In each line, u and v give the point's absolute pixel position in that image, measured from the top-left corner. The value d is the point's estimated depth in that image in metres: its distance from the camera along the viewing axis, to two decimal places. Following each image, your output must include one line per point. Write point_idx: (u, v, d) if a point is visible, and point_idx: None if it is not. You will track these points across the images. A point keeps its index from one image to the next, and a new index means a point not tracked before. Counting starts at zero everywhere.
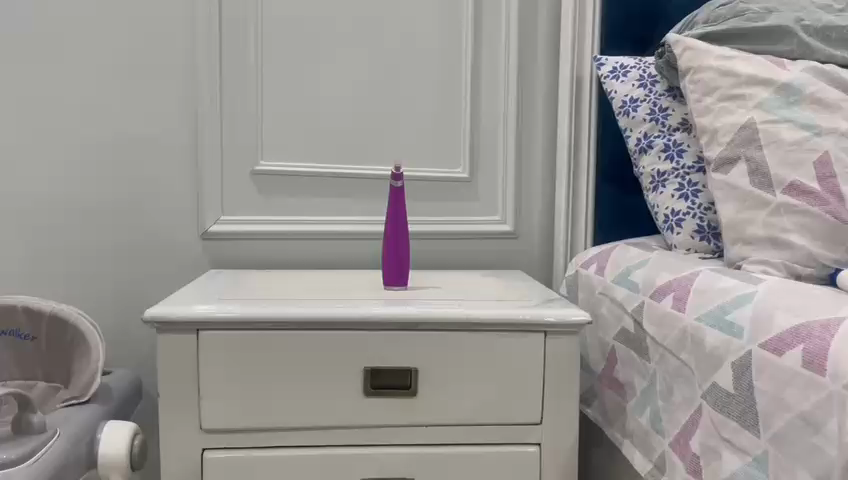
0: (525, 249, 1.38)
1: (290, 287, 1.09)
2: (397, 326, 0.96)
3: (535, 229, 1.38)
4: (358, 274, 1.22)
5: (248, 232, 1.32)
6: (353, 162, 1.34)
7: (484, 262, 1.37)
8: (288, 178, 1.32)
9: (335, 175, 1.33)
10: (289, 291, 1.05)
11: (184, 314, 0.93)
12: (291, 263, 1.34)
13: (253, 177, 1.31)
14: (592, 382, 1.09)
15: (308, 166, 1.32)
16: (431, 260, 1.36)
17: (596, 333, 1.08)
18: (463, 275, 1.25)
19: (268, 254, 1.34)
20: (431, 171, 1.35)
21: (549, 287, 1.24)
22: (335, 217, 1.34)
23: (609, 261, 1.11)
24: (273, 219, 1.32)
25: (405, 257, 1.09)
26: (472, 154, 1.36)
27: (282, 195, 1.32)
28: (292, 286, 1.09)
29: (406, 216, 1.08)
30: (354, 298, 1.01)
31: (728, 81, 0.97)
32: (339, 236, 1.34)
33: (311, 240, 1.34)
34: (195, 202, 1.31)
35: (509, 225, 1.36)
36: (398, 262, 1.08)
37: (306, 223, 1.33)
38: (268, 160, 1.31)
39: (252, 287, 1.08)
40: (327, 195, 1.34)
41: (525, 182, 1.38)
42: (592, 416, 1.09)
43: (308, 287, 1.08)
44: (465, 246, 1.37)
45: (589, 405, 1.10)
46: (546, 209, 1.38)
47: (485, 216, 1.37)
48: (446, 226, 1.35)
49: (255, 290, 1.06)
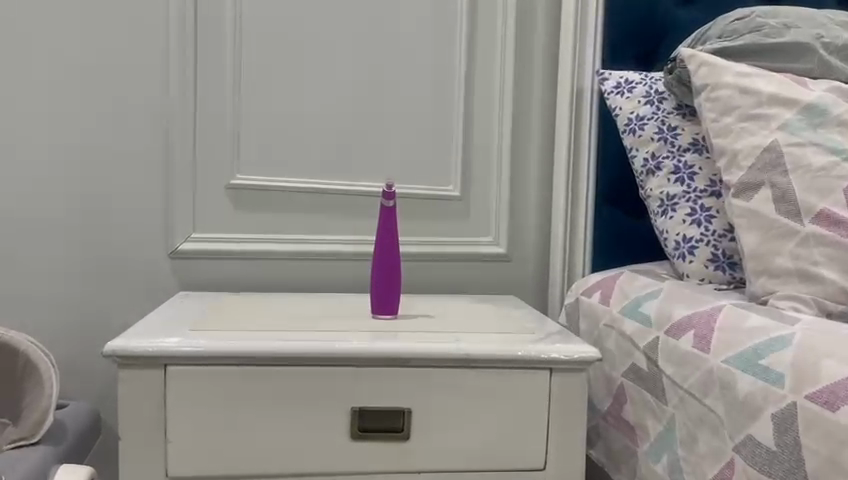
0: (519, 272, 1.30)
1: (269, 314, 0.99)
2: (389, 363, 0.86)
3: (530, 251, 1.30)
4: (344, 300, 1.13)
5: (223, 251, 1.21)
6: (338, 178, 1.24)
7: (476, 286, 1.29)
8: (266, 194, 1.22)
9: (317, 191, 1.23)
10: (269, 319, 0.96)
11: (154, 347, 0.83)
12: (268, 286, 1.24)
13: (228, 191, 1.21)
14: (596, 421, 1.01)
15: (288, 181, 1.23)
16: (420, 284, 1.27)
17: (602, 368, 1.00)
18: (455, 301, 1.17)
19: (243, 275, 1.23)
20: (421, 188, 1.26)
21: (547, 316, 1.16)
22: (318, 237, 1.24)
23: (614, 290, 1.03)
24: (250, 238, 1.22)
25: (396, 284, 1.00)
26: (465, 170, 1.27)
27: (260, 212, 1.23)
28: (271, 314, 0.99)
29: (397, 240, 0.99)
30: (341, 329, 0.92)
31: (748, 100, 0.90)
32: (321, 256, 1.25)
33: (291, 261, 1.24)
34: (164, 218, 1.21)
35: (503, 247, 1.28)
36: (387, 290, 0.99)
37: (286, 243, 1.24)
38: (245, 174, 1.22)
39: (227, 314, 0.98)
40: (308, 212, 1.24)
41: (520, 201, 1.30)
42: (597, 458, 1.01)
43: (288, 315, 0.99)
44: (456, 269, 1.28)
45: (592, 446, 1.02)
46: (542, 230, 1.30)
47: (477, 237, 1.28)
48: (436, 247, 1.27)
49: (230, 318, 0.96)
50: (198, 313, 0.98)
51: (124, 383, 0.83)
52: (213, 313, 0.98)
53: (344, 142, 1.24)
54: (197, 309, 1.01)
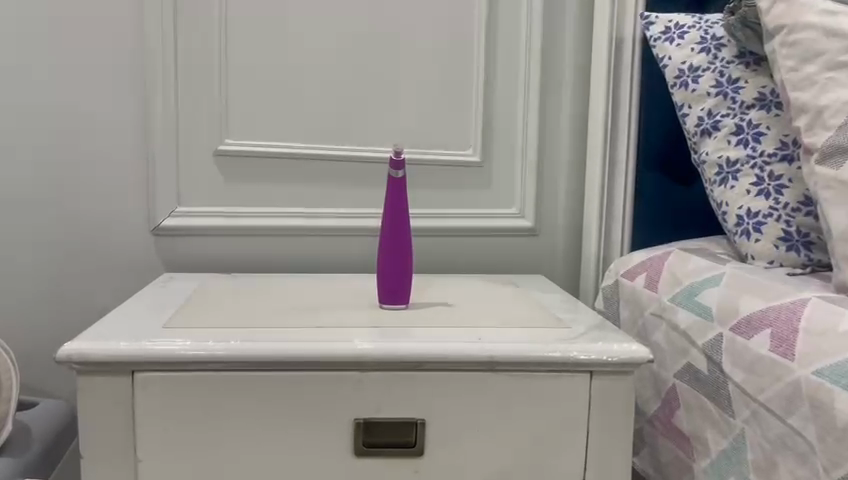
0: (547, 248, 1.15)
1: (258, 303, 0.85)
2: (397, 366, 0.72)
3: (560, 225, 1.15)
4: (348, 284, 0.99)
5: (212, 227, 1.07)
6: (341, 142, 1.09)
7: (499, 263, 1.14)
8: (259, 161, 1.08)
9: (317, 158, 1.09)
10: (258, 312, 0.82)
11: (117, 348, 0.69)
12: (264, 267, 1.10)
13: (216, 158, 1.07)
14: (641, 425, 0.87)
15: (285, 147, 1.08)
16: (435, 262, 1.13)
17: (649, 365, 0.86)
18: (476, 283, 1.02)
19: (235, 254, 1.09)
20: (435, 153, 1.11)
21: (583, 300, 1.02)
22: (319, 210, 1.10)
23: (663, 273, 0.88)
24: (242, 212, 1.08)
25: (408, 270, 0.85)
26: (485, 132, 1.12)
27: (254, 182, 1.08)
28: (261, 303, 0.85)
29: (408, 219, 0.84)
30: (341, 324, 0.78)
31: (836, 44, 0.74)
32: (322, 232, 1.10)
33: (289, 238, 1.10)
34: (144, 190, 1.07)
35: (529, 219, 1.13)
36: (396, 278, 0.85)
37: (283, 217, 1.09)
38: (235, 138, 1.07)
39: (208, 305, 0.84)
40: (308, 183, 1.09)
41: (549, 168, 1.14)
42: (641, 469, 0.87)
43: (280, 306, 0.85)
44: (476, 245, 1.13)
45: (635, 454, 0.88)
46: (573, 200, 1.15)
47: (499, 209, 1.13)
48: (453, 221, 1.12)
49: (211, 310, 0.82)
50: (175, 304, 0.84)
51: (82, 393, 0.70)
52: (192, 303, 0.85)
53: (347, 100, 1.08)
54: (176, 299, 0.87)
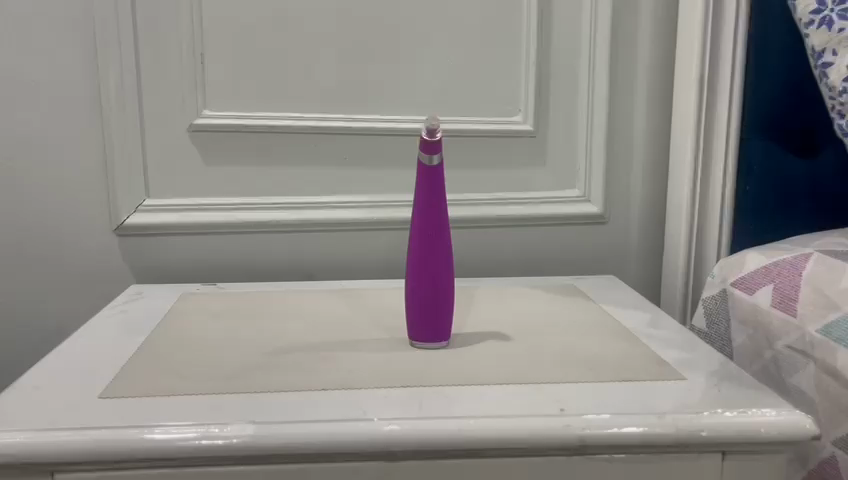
0: (618, 239, 0.90)
1: (244, 344, 0.62)
2: (441, 456, 0.48)
3: (634, 211, 0.90)
4: (365, 300, 0.76)
5: (191, 224, 0.84)
6: (352, 110, 0.85)
7: (556, 261, 0.90)
8: (248, 137, 0.84)
9: (323, 131, 0.84)
10: (240, 362, 0.58)
11: (33, 436, 0.46)
12: (259, 272, 0.87)
13: (193, 135, 0.83)
14: None
15: (280, 118, 0.83)
16: (476, 261, 0.89)
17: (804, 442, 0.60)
18: (533, 295, 0.78)
19: (222, 257, 0.86)
20: (473, 122, 0.86)
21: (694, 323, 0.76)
22: (326, 198, 0.86)
23: (800, 289, 0.63)
24: (228, 203, 0.84)
25: (448, 295, 0.61)
26: (539, 93, 0.86)
27: (243, 164, 0.84)
28: (246, 346, 0.62)
29: (447, 224, 0.60)
30: (356, 382, 0.54)
31: None
32: (332, 227, 0.86)
33: (288, 234, 0.86)
34: (102, 179, 0.83)
35: (596, 203, 0.88)
36: (431, 307, 0.60)
37: (280, 209, 0.85)
38: (216, 108, 0.83)
39: (171, 352, 0.60)
40: (311, 164, 0.85)
41: (621, 138, 0.89)
42: None
43: (271, 348, 0.61)
44: (528, 238, 0.89)
45: None
46: (651, 179, 0.90)
47: (557, 192, 0.89)
48: (499, 209, 0.87)
49: (174, 361, 0.59)
50: (124, 354, 0.60)
51: None
52: (148, 348, 0.61)
53: (358, 55, 0.83)
54: (131, 340, 0.64)
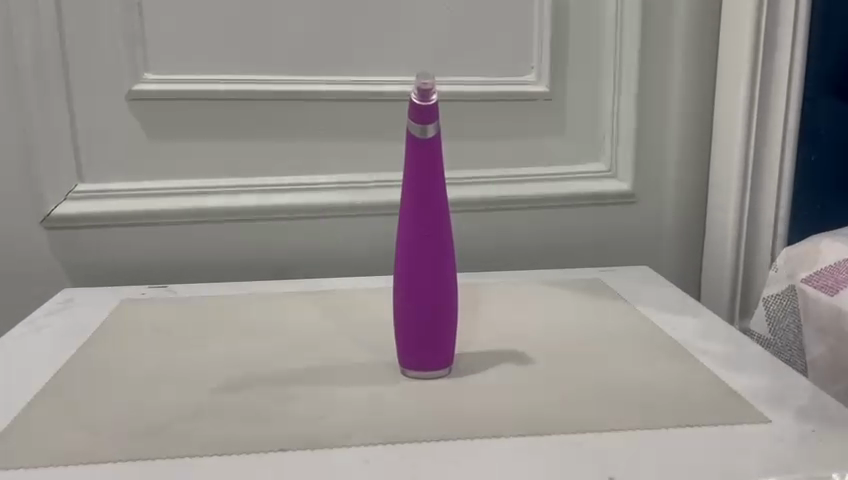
0: (651, 223, 0.76)
1: (187, 379, 0.48)
2: None
3: (670, 189, 0.75)
4: (348, 307, 0.61)
5: (136, 213, 0.69)
6: (328, 71, 0.69)
7: (578, 250, 0.75)
8: (200, 106, 0.68)
9: (292, 96, 0.69)
10: (176, 405, 0.44)
11: None
12: (220, 270, 0.72)
13: (134, 105, 0.68)
14: None
15: (239, 82, 0.68)
16: (481, 251, 0.74)
17: None
18: (554, 296, 0.64)
19: (174, 253, 0.71)
20: (476, 83, 0.71)
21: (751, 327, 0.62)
22: (299, 179, 0.71)
23: None
24: (179, 187, 0.69)
25: (449, 308, 0.47)
26: (556, 47, 0.71)
27: (197, 139, 0.69)
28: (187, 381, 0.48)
29: (446, 215, 0.46)
30: (328, 436, 0.40)
31: None
32: (308, 215, 0.71)
33: (253, 225, 0.71)
34: (23, 161, 0.67)
35: (625, 179, 0.74)
36: (427, 325, 0.46)
37: (243, 194, 0.70)
38: (160, 72, 0.67)
39: (88, 391, 0.46)
40: (281, 138, 0.70)
41: (656, 100, 0.73)
42: None
43: (220, 383, 0.47)
44: (543, 223, 0.74)
45: None
46: (691, 150, 0.75)
47: (579, 167, 0.74)
48: (508, 188, 0.73)
49: (89, 405, 0.44)
50: (25, 394, 0.46)
51: None
52: (59, 385, 0.47)
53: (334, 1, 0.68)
54: (42, 370, 0.50)
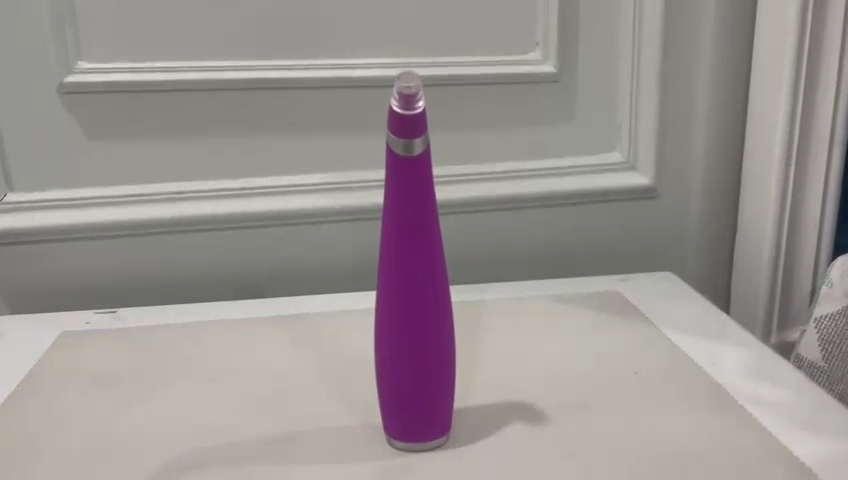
0: (673, 220, 0.67)
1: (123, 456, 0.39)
2: None
3: (695, 182, 0.66)
4: (326, 338, 0.52)
5: (76, 226, 0.59)
6: (297, 54, 0.59)
7: (590, 254, 0.66)
8: (148, 99, 0.58)
9: (257, 85, 0.59)
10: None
11: None
12: (181, 288, 0.62)
13: (67, 99, 0.57)
14: None
15: (193, 69, 0.58)
16: (481, 258, 0.65)
17: None
18: (568, 317, 0.54)
19: (127, 270, 0.61)
20: (472, 65, 0.60)
21: (798, 351, 0.54)
22: (268, 181, 0.61)
23: None
24: (128, 194, 0.59)
25: (444, 364, 0.38)
26: (565, 21, 0.61)
27: (146, 138, 0.59)
28: (126, 459, 0.38)
29: (439, 251, 0.36)
30: None
31: None
32: (280, 222, 0.62)
33: (217, 235, 0.61)
34: None
35: (645, 172, 0.64)
36: (419, 386, 0.37)
37: (203, 200, 0.60)
38: (97, 59, 0.57)
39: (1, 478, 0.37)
40: (244, 134, 0.60)
41: (681, 81, 0.63)
42: None
43: (165, 463, 0.38)
44: (551, 224, 0.65)
45: None
46: (719, 138, 0.65)
47: (591, 159, 0.64)
48: (511, 185, 0.63)
49: None
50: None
51: None
52: None
53: None
54: None
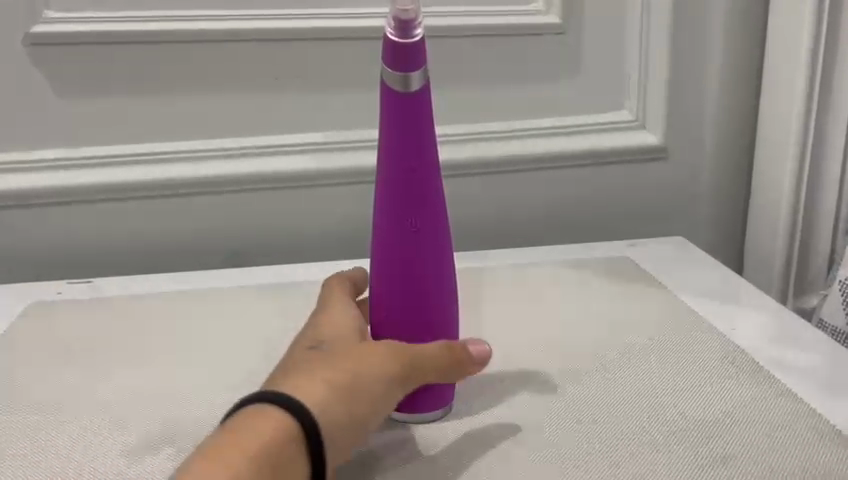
0: (684, 184, 0.63)
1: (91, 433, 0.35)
2: None
3: (707, 142, 0.62)
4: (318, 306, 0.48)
5: (46, 190, 0.55)
6: (281, 3, 0.55)
7: (597, 219, 0.63)
8: (122, 52, 0.54)
9: (238, 37, 0.54)
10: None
11: None
12: (160, 258, 0.58)
13: (34, 53, 0.53)
14: None
15: (168, 19, 0.53)
16: (481, 223, 0.61)
17: None
18: (576, 283, 0.51)
19: (102, 239, 0.57)
20: (470, 15, 0.56)
21: (823, 316, 0.50)
22: (252, 141, 0.57)
23: None
24: (101, 156, 0.55)
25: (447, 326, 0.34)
26: None
27: (120, 95, 0.55)
28: (94, 437, 0.35)
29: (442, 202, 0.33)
30: None
31: None
32: (267, 186, 0.57)
33: (200, 200, 0.57)
34: None
35: (654, 131, 0.61)
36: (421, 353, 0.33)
37: (184, 162, 0.56)
38: (65, 9, 0.52)
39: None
40: (227, 91, 0.56)
41: (693, 33, 0.59)
42: None
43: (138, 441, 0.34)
44: (554, 187, 0.61)
45: None
46: (733, 95, 0.61)
47: (599, 117, 0.60)
48: (513, 145, 0.59)
49: None
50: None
51: None
52: None
53: None
54: None
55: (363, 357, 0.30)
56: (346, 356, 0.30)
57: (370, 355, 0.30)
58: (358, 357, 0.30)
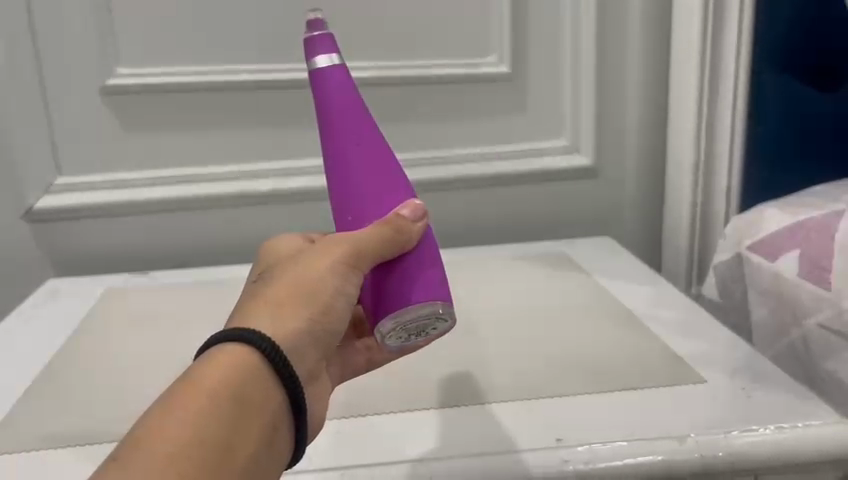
0: (613, 195, 0.80)
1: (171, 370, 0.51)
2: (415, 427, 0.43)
3: (630, 162, 0.79)
4: None
5: (114, 206, 0.71)
6: (293, 58, 0.71)
7: (543, 224, 0.79)
8: (173, 100, 0.71)
9: (261, 85, 0.71)
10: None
11: None
12: (199, 255, 0.75)
13: (107, 102, 0.70)
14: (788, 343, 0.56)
15: (208, 73, 0.70)
16: (453, 228, 0.78)
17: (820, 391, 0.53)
18: (519, 269, 0.67)
19: (154, 241, 0.74)
20: (439, 68, 0.73)
21: (705, 291, 0.67)
22: (272, 165, 0.73)
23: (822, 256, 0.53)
24: (155, 179, 0.72)
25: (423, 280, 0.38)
26: (514, 30, 0.74)
27: (171, 132, 0.71)
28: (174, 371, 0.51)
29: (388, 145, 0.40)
30: None
31: None
32: (284, 200, 0.74)
33: (232, 211, 0.74)
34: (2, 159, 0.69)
35: (586, 155, 0.77)
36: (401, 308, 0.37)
37: (220, 182, 0.73)
38: (131, 66, 0.69)
39: (76, 388, 0.49)
40: (252, 128, 0.73)
41: (614, 80, 0.77)
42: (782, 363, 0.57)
43: None
44: (509, 199, 0.78)
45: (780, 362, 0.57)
46: (648, 126, 0.78)
47: (542, 144, 0.77)
48: (475, 167, 0.76)
49: (84, 398, 0.48)
50: (10, 398, 0.49)
51: None
52: (51, 381, 0.50)
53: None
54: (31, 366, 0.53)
55: (309, 267, 0.35)
56: (290, 275, 0.35)
57: (313, 263, 0.35)
58: (304, 269, 0.35)
